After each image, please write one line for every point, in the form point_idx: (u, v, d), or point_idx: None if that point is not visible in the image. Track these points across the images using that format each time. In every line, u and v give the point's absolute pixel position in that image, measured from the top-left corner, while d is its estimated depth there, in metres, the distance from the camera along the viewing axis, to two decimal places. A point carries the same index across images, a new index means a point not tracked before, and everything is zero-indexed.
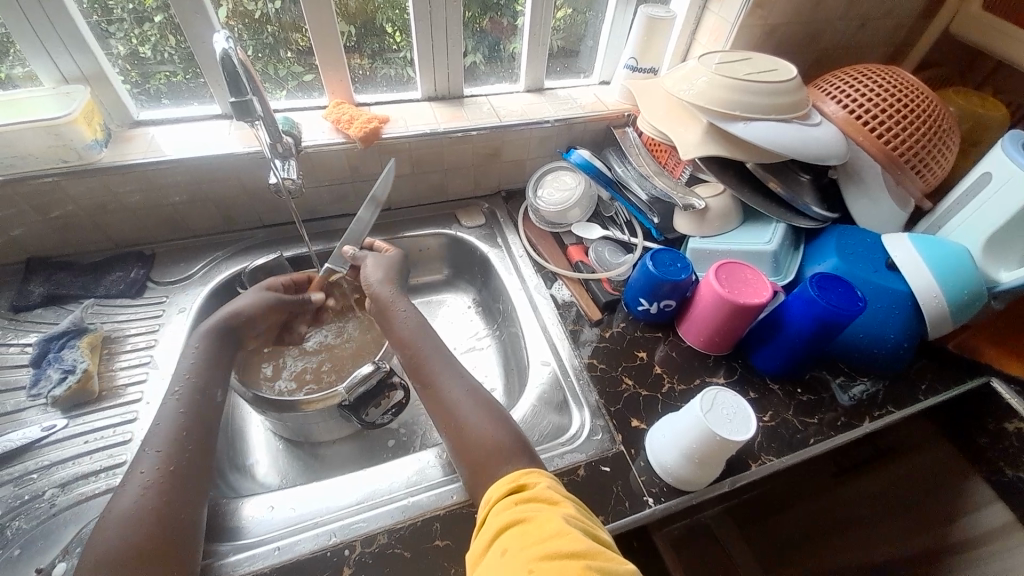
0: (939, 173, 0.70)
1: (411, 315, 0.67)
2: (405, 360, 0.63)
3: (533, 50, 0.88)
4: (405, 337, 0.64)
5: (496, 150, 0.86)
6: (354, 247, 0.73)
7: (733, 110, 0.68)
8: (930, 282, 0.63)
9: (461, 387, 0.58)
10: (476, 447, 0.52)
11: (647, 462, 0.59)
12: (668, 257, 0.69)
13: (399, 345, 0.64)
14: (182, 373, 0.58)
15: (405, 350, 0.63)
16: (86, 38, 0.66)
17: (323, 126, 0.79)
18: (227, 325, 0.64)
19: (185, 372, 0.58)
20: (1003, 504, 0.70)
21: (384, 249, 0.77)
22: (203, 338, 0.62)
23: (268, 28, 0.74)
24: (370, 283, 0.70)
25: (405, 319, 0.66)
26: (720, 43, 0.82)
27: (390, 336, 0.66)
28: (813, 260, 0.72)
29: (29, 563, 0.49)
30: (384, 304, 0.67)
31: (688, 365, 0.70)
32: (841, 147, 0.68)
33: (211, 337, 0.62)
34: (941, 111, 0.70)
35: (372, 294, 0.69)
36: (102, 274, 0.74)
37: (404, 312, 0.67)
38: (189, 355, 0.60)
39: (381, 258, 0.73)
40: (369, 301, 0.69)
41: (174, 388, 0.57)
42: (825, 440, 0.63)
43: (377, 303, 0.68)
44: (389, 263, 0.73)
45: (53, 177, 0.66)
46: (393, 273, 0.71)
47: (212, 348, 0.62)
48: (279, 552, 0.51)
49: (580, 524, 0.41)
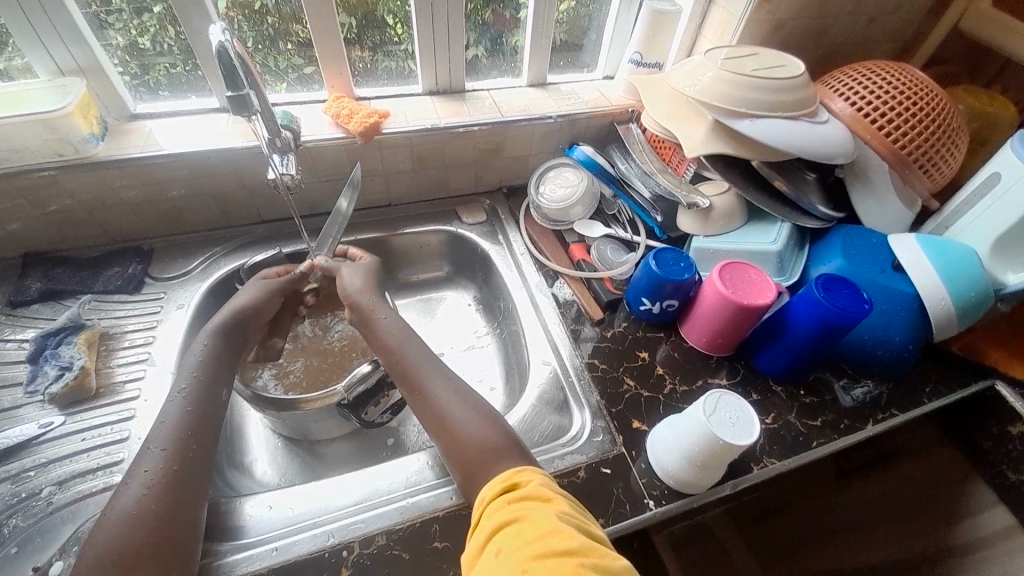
0: (947, 173, 0.69)
1: (393, 320, 0.65)
2: (390, 365, 0.62)
3: (536, 44, 0.86)
4: (387, 342, 0.63)
5: (498, 146, 0.85)
6: (324, 259, 0.72)
7: (739, 106, 0.66)
8: (936, 284, 0.62)
9: (448, 389, 0.57)
10: (467, 448, 0.51)
11: (648, 465, 0.59)
12: (671, 256, 0.68)
13: (381, 351, 0.63)
14: (190, 370, 0.58)
15: (390, 354, 0.62)
16: (82, 29, 0.65)
17: (323, 121, 0.78)
18: (237, 323, 0.64)
19: (193, 368, 0.58)
20: (1005, 508, 0.68)
21: (358, 257, 0.75)
22: (213, 336, 0.61)
23: (267, 19, 0.73)
24: (349, 292, 0.68)
25: (387, 323, 0.65)
26: (726, 38, 0.81)
27: (372, 344, 0.64)
28: (819, 260, 0.71)
29: (26, 562, 0.49)
30: (364, 312, 0.66)
31: (690, 366, 0.69)
32: (848, 145, 0.66)
33: (220, 335, 0.62)
34: (951, 109, 0.68)
35: (352, 303, 0.67)
36: (100, 269, 0.74)
37: (385, 317, 0.65)
38: (206, 354, 0.59)
39: (358, 267, 0.72)
40: (350, 311, 0.68)
41: (183, 385, 0.56)
42: (827, 443, 0.63)
43: (355, 312, 0.67)
44: (366, 273, 0.71)
45: (50, 171, 0.66)
46: (373, 279, 0.70)
47: (219, 349, 0.61)
48: (276, 553, 0.51)
49: (573, 521, 0.40)
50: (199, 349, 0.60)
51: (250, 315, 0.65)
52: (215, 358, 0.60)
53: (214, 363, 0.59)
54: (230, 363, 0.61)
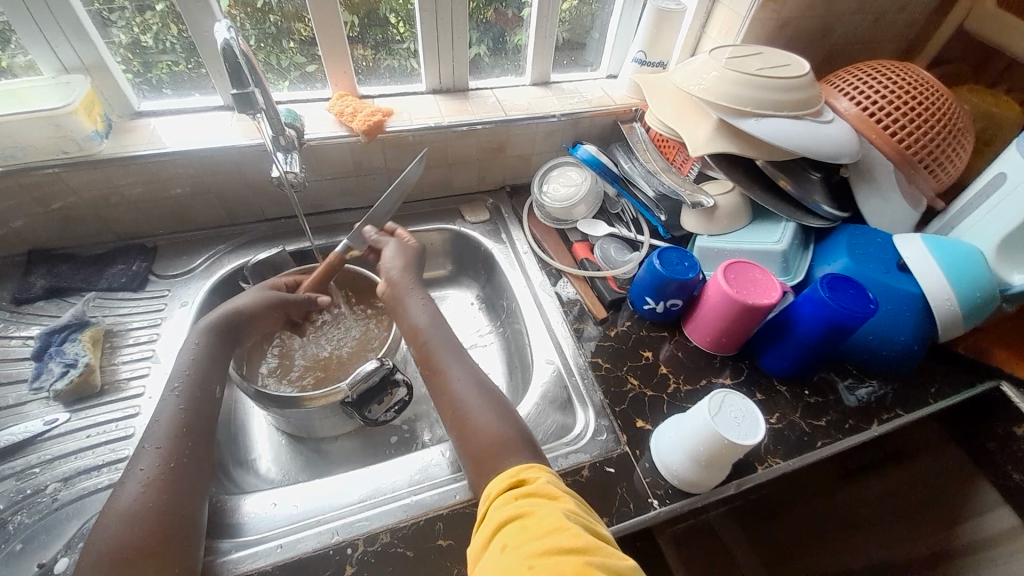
0: (952, 172, 0.69)
1: (426, 307, 0.66)
2: (415, 348, 0.63)
3: (539, 43, 0.86)
4: (417, 328, 0.63)
5: (501, 145, 0.85)
6: (374, 228, 0.73)
7: (745, 105, 0.66)
8: (942, 284, 0.62)
9: (469, 378, 0.58)
10: (478, 440, 0.52)
11: (651, 464, 0.59)
12: (675, 255, 0.68)
13: (411, 335, 0.64)
14: (192, 367, 0.58)
15: (416, 338, 0.63)
16: (86, 26, 0.65)
17: (326, 120, 0.78)
18: (230, 324, 0.63)
19: (185, 367, 0.58)
20: (1009, 508, 0.68)
21: (396, 233, 0.75)
22: (203, 335, 0.61)
23: (270, 18, 0.73)
24: (388, 268, 0.69)
25: (420, 308, 0.65)
26: (730, 37, 0.80)
27: (401, 325, 0.65)
28: (823, 260, 0.71)
29: (32, 558, 0.49)
30: (399, 291, 0.67)
31: (694, 366, 0.69)
32: (854, 145, 0.66)
33: (211, 334, 0.61)
34: (957, 109, 0.68)
35: (388, 279, 0.68)
36: (104, 267, 0.74)
37: (418, 301, 0.66)
38: (197, 351, 0.59)
39: (400, 246, 0.72)
40: (383, 284, 0.69)
41: (175, 384, 0.56)
42: (831, 443, 0.62)
43: (392, 289, 0.67)
44: (405, 254, 0.71)
45: (53, 169, 0.66)
46: (412, 262, 0.70)
47: (213, 345, 0.61)
48: (280, 550, 0.51)
49: (581, 520, 0.40)
50: (189, 347, 0.59)
51: (251, 317, 0.65)
52: (210, 357, 0.60)
53: (210, 362, 0.59)
54: (223, 361, 0.61)
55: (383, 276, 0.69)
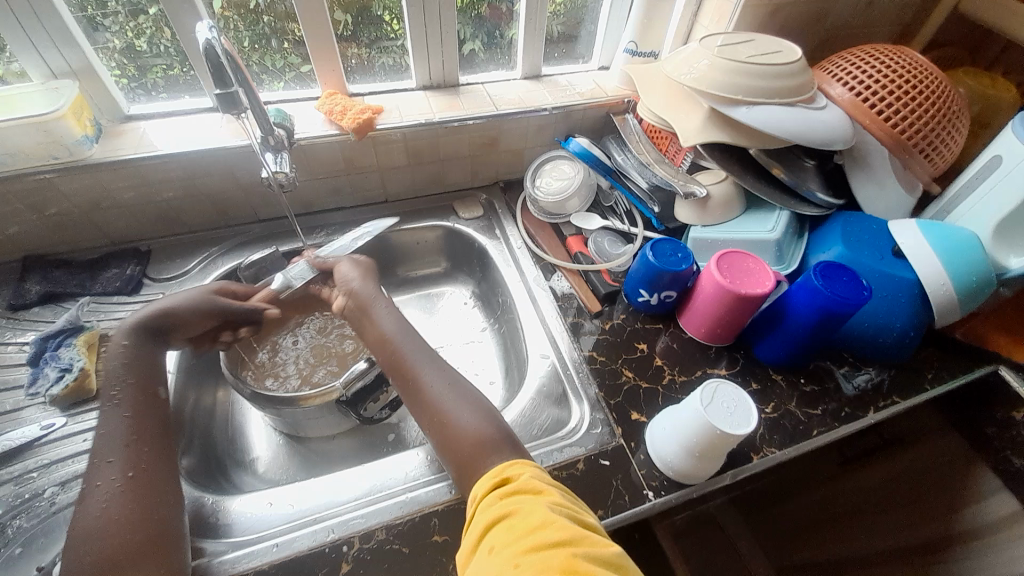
0: (949, 156, 0.68)
1: (392, 315, 0.66)
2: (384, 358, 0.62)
3: (530, 36, 0.86)
4: (388, 338, 0.63)
5: (493, 140, 0.85)
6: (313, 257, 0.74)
7: (736, 94, 0.65)
8: (938, 270, 0.61)
9: (444, 382, 0.57)
10: (460, 442, 0.52)
11: (647, 456, 0.59)
12: (668, 246, 0.68)
13: (377, 344, 0.64)
14: None
15: (386, 348, 0.62)
16: (73, 31, 0.65)
17: (317, 118, 0.77)
18: None
19: None
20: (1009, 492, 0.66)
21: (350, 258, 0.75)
22: None
23: (263, 19, 0.73)
24: (349, 284, 0.69)
25: (387, 317, 0.66)
26: (723, 25, 0.80)
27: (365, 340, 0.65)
28: (818, 248, 0.70)
29: (30, 562, 0.49)
30: (362, 304, 0.67)
31: (689, 357, 0.69)
32: (846, 130, 0.65)
33: None
34: (951, 91, 0.67)
35: (351, 292, 0.69)
36: (99, 271, 0.74)
37: (386, 311, 0.66)
38: None
39: (354, 262, 0.73)
40: (345, 301, 0.69)
41: None
42: (828, 432, 0.62)
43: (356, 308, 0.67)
44: (362, 268, 0.72)
45: (46, 175, 0.66)
46: (369, 273, 0.72)
47: None
48: (276, 548, 0.51)
49: (566, 511, 0.40)
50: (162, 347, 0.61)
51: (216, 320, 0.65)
52: None
53: None
54: None
55: (343, 290, 0.69)
